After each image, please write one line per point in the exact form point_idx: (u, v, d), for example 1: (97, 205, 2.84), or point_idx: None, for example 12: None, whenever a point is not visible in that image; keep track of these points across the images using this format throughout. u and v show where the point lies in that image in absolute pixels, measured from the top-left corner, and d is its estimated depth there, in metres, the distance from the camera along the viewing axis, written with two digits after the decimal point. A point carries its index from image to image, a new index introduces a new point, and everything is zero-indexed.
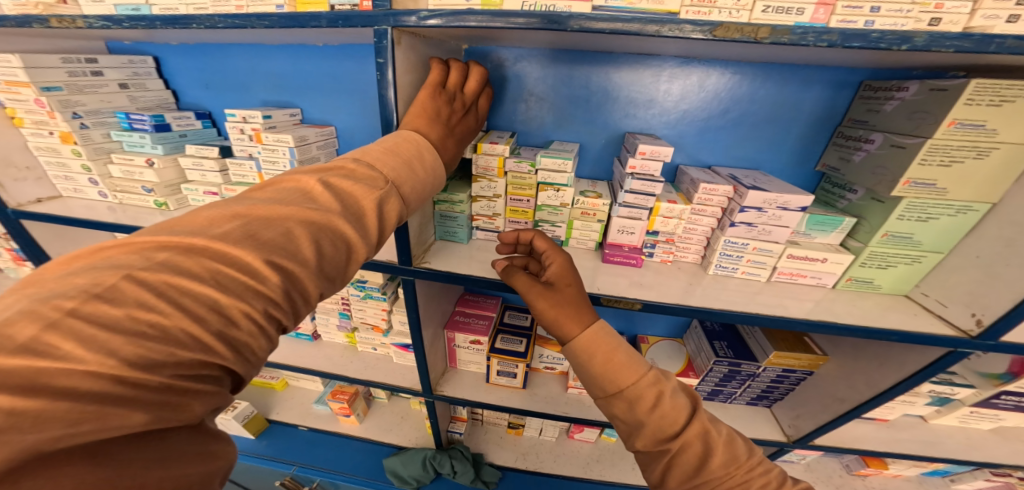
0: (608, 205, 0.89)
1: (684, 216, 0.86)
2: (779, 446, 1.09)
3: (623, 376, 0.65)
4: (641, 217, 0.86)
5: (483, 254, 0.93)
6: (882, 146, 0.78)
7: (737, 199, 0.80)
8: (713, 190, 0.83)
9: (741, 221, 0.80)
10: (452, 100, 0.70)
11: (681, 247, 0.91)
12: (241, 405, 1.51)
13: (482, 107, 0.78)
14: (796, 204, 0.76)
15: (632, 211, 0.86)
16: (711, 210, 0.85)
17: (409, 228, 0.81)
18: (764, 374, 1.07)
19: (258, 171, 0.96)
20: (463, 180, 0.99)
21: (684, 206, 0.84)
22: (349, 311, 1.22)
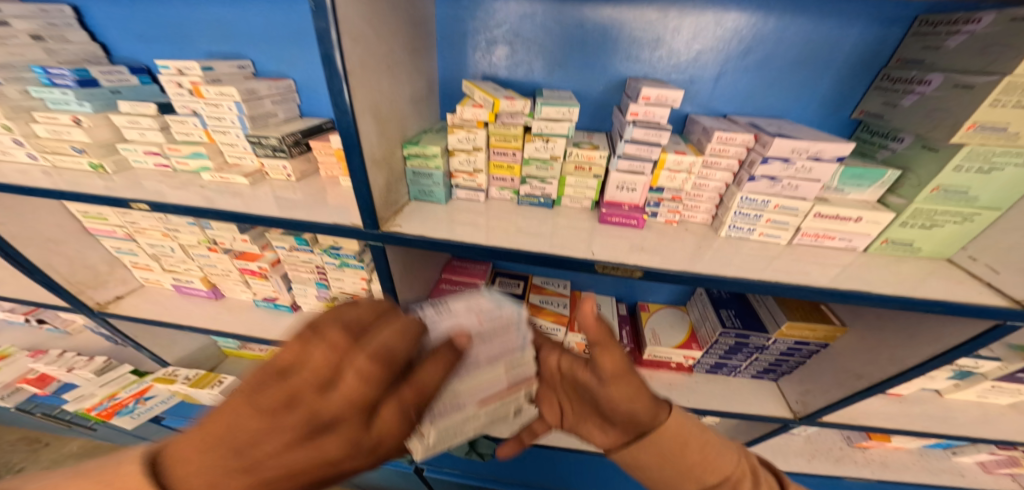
0: (606, 158, 0.78)
1: (694, 170, 0.73)
2: (785, 423, 1.02)
3: (720, 462, 0.52)
4: (644, 172, 0.74)
5: (464, 216, 0.82)
6: (941, 87, 0.64)
7: (759, 150, 0.67)
8: (731, 139, 0.70)
9: (763, 174, 0.67)
10: (275, 419, 0.38)
11: (690, 206, 0.78)
12: (228, 380, 1.39)
13: (358, 426, 0.42)
14: (832, 153, 0.64)
15: (633, 165, 0.74)
16: (726, 163, 0.72)
17: (372, 189, 0.69)
18: (774, 347, 0.97)
19: (204, 128, 0.86)
20: (439, 134, 0.86)
21: (695, 158, 0.71)
22: (327, 281, 1.11)
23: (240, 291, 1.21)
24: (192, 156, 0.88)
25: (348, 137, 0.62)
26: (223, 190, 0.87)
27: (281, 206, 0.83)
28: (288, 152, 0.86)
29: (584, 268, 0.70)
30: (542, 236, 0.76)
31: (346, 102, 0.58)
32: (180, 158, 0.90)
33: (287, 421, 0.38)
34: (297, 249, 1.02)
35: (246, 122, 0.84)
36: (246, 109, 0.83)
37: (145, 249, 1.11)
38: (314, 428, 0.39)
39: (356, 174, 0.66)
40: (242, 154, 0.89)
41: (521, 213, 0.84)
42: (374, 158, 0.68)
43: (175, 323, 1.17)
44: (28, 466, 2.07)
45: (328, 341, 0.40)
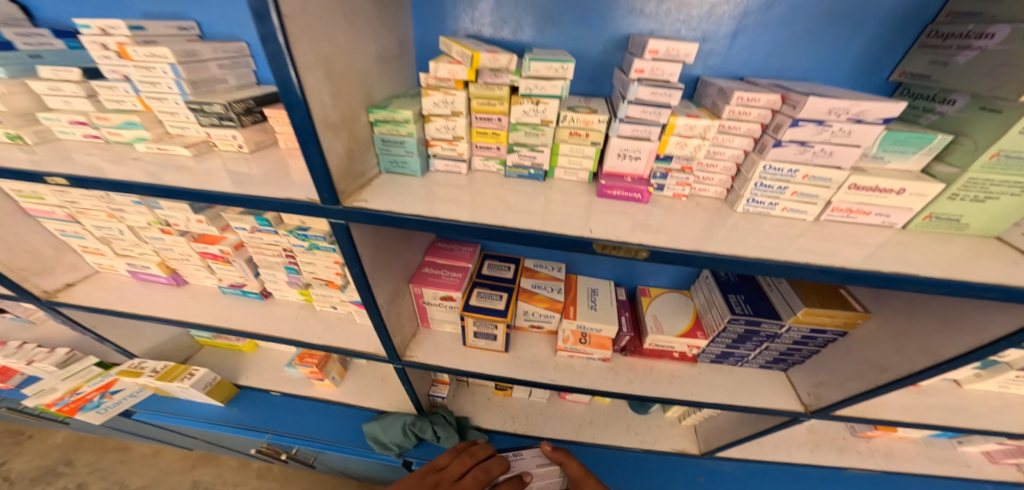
0: (604, 122, 0.66)
1: (709, 136, 0.61)
2: (795, 417, 0.95)
3: None
4: (650, 138, 0.63)
5: (443, 191, 0.71)
6: (1010, 39, 0.54)
7: (788, 111, 0.56)
8: (754, 101, 0.58)
9: (791, 139, 0.56)
10: None
11: (703, 177, 0.67)
12: (199, 373, 1.31)
13: None
14: (876, 114, 0.53)
15: (638, 129, 0.62)
16: (746, 128, 0.61)
17: (331, 160, 0.58)
18: (787, 335, 0.88)
19: (138, 94, 0.75)
20: (413, 98, 0.75)
21: (710, 121, 0.59)
22: (297, 266, 1.01)
23: (204, 277, 1.12)
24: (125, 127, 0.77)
25: (292, 98, 0.51)
26: (163, 162, 0.75)
27: (231, 180, 0.71)
28: (236, 121, 0.75)
29: (579, 248, 0.60)
30: (532, 212, 0.66)
31: (284, 52, 0.47)
32: (111, 128, 0.78)
33: None
34: (260, 230, 0.91)
35: (184, 87, 0.72)
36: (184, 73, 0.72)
37: (92, 232, 1.02)
38: None
39: (306, 140, 0.54)
40: (186, 125, 0.77)
41: (509, 187, 0.73)
42: (328, 121, 0.56)
43: (134, 314, 1.08)
44: (13, 459, 2.00)
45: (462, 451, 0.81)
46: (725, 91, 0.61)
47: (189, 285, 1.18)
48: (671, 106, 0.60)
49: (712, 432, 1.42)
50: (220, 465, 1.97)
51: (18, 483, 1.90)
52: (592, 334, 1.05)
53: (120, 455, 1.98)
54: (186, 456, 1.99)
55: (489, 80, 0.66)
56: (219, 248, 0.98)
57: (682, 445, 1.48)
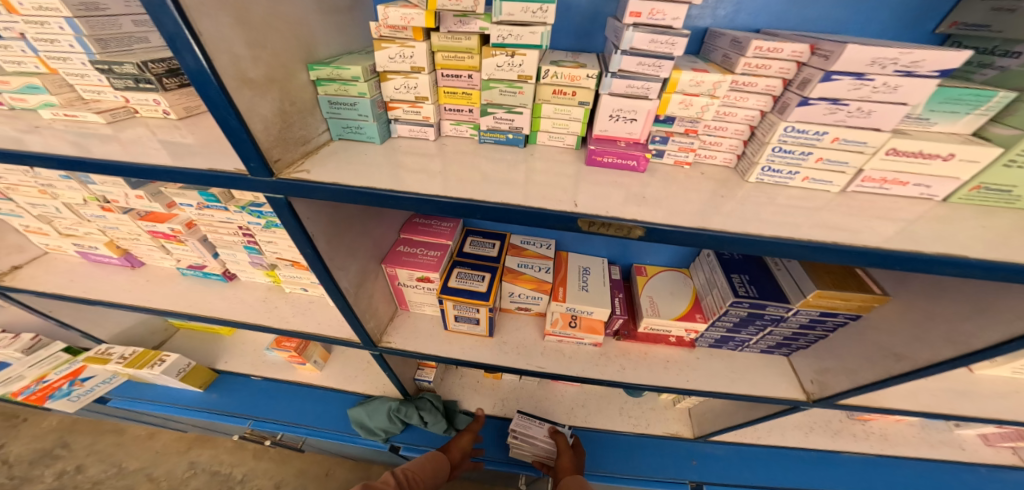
0: (594, 78, 0.53)
1: (718, 94, 0.50)
2: (796, 405, 0.89)
3: None
4: (648, 96, 0.51)
5: (406, 160, 0.61)
6: None
7: (819, 61, 0.45)
8: (776, 51, 0.46)
9: (821, 97, 0.45)
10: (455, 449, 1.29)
11: (710, 142, 0.56)
12: (170, 359, 1.25)
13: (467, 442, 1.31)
14: (932, 66, 0.41)
15: (633, 85, 0.50)
16: (764, 84, 0.49)
17: (256, 127, 0.48)
18: (794, 319, 0.81)
19: (37, 55, 0.64)
20: (366, 54, 0.62)
21: (722, 75, 0.48)
22: (257, 245, 0.92)
23: (161, 258, 1.05)
24: (28, 92, 0.66)
25: (188, 51, 0.39)
26: (79, 131, 0.65)
27: (156, 150, 0.61)
28: (156, 84, 0.63)
29: (561, 224, 0.50)
30: (507, 183, 0.56)
31: None
32: (14, 93, 0.68)
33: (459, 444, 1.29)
34: (208, 207, 0.83)
35: (89, 45, 0.61)
36: (87, 28, 0.60)
37: (29, 210, 0.96)
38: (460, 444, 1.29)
39: (213, 99, 0.43)
40: (99, 89, 0.66)
41: (482, 155, 0.63)
42: (244, 75, 0.45)
43: (87, 300, 1.00)
44: (10, 442, 1.90)
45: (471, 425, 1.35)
46: (738, 41, 0.49)
47: (147, 267, 1.10)
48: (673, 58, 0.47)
49: (706, 416, 1.39)
50: (217, 446, 1.92)
51: (15, 466, 1.83)
52: (582, 318, 0.98)
53: (115, 437, 1.92)
54: (181, 437, 1.94)
55: (454, 29, 0.54)
56: (169, 227, 0.90)
57: (675, 429, 1.45)
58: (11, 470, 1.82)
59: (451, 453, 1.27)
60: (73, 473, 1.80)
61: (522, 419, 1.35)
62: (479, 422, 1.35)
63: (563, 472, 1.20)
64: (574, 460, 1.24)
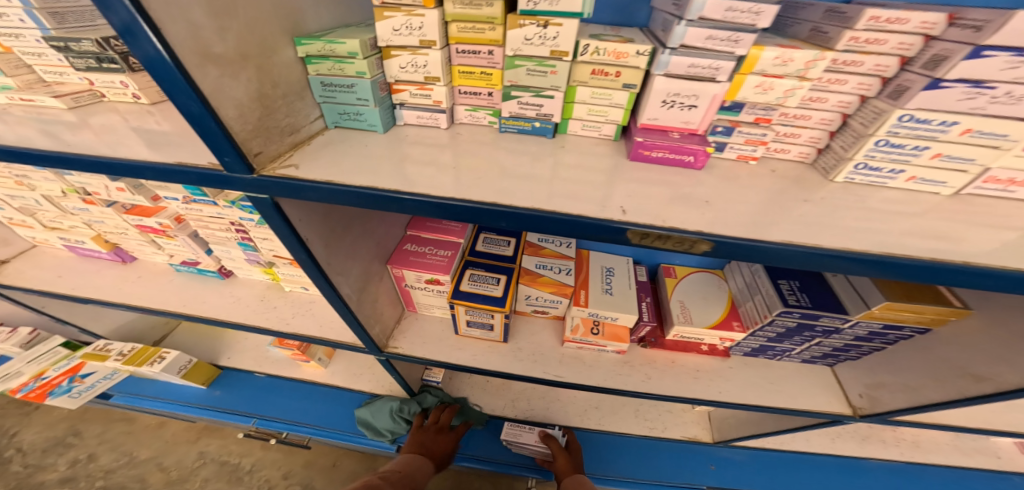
0: (646, 55, 0.43)
1: (810, 76, 0.39)
2: (839, 420, 0.81)
3: None
4: (716, 78, 0.40)
5: (411, 152, 0.51)
6: None
7: (959, 33, 0.34)
8: (900, 21, 0.35)
9: (959, 78, 0.34)
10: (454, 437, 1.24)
11: (784, 134, 0.46)
12: (170, 356, 1.19)
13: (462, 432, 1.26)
14: None
15: (698, 65, 0.40)
16: (873, 62, 0.38)
17: (230, 114, 0.38)
18: (850, 331, 0.72)
19: None
20: (366, 26, 0.52)
21: (819, 52, 0.37)
22: (252, 242, 0.85)
23: (152, 253, 0.97)
24: None
25: (129, 18, 0.29)
26: (39, 118, 0.56)
27: (123, 141, 0.53)
28: (123, 65, 0.53)
29: (603, 236, 0.41)
30: (535, 181, 0.46)
31: None
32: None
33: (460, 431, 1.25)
34: (195, 201, 0.75)
35: (42, 19, 0.51)
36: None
37: (8, 201, 0.87)
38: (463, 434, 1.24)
39: (168, 82, 0.34)
40: (60, 70, 0.57)
41: (501, 147, 0.53)
42: (207, 49, 0.35)
43: (75, 298, 0.93)
44: (22, 430, 1.86)
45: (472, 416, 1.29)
46: (839, 9, 0.38)
47: (139, 263, 1.03)
48: (757, 31, 0.37)
49: (729, 422, 1.32)
50: (224, 436, 1.88)
51: (29, 454, 1.79)
52: (605, 324, 0.90)
53: (125, 427, 1.87)
54: (191, 427, 1.89)
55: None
56: (156, 222, 0.82)
57: (694, 433, 1.38)
58: (25, 458, 1.78)
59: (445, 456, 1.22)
60: (85, 463, 1.76)
61: (509, 427, 1.29)
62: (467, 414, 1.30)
63: (562, 474, 1.17)
64: (571, 460, 1.20)
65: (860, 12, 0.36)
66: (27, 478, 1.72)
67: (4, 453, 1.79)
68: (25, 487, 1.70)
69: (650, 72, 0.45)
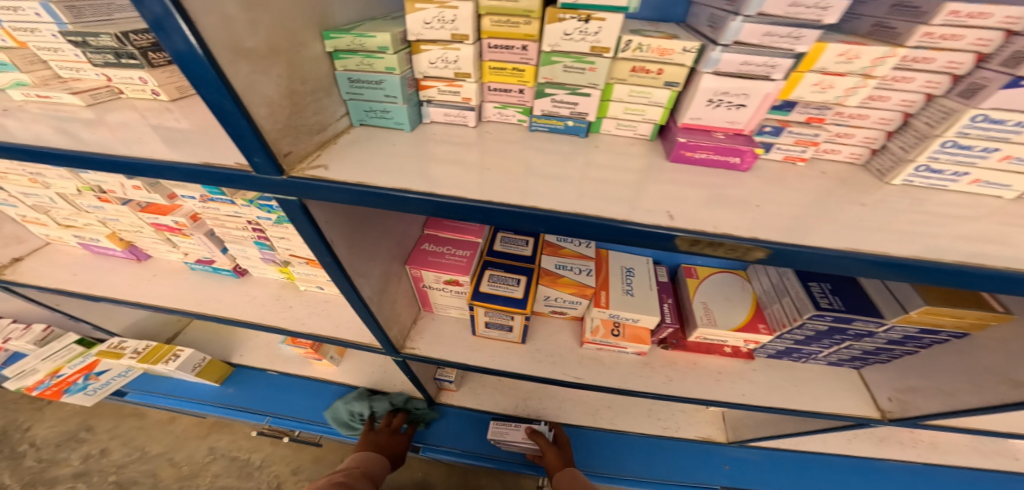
0: (693, 52, 0.40)
1: (877, 75, 0.37)
2: (866, 423, 0.80)
3: None
4: (771, 76, 0.38)
5: (441, 152, 0.50)
6: None
7: None
8: (980, 16, 0.33)
9: None
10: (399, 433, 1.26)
11: (838, 134, 0.44)
12: (184, 354, 1.19)
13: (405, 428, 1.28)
14: None
15: (751, 62, 0.37)
16: (946, 60, 0.36)
17: (261, 112, 0.37)
18: (884, 334, 0.71)
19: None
20: (393, 19, 0.50)
21: (889, 50, 0.35)
22: (268, 241, 0.83)
23: (167, 251, 0.96)
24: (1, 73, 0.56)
25: (160, 10, 0.28)
26: (55, 115, 0.55)
27: (145, 140, 0.51)
28: (142, 60, 0.52)
29: (650, 241, 0.39)
30: (572, 182, 0.44)
31: None
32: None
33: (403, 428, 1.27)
34: (213, 200, 0.73)
35: (59, 13, 0.50)
36: None
37: (21, 199, 0.86)
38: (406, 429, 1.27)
39: (200, 77, 0.32)
40: (76, 66, 0.55)
41: (533, 145, 0.51)
42: (239, 44, 0.33)
43: (91, 296, 0.92)
44: (35, 425, 1.87)
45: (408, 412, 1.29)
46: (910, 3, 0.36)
47: (153, 261, 1.02)
48: (822, 27, 0.34)
49: (744, 422, 1.30)
50: (235, 432, 1.87)
51: (42, 449, 1.80)
52: (626, 325, 0.88)
53: (136, 421, 1.88)
54: (201, 422, 1.90)
55: None
56: (173, 220, 0.81)
57: (707, 433, 1.37)
58: (38, 453, 1.78)
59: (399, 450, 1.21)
60: (97, 458, 1.76)
61: (493, 427, 1.28)
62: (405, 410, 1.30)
63: (553, 470, 1.15)
64: (562, 455, 1.18)
65: (939, 6, 0.33)
66: (40, 473, 1.73)
67: (17, 448, 1.79)
68: (39, 482, 1.71)
69: (695, 70, 0.43)
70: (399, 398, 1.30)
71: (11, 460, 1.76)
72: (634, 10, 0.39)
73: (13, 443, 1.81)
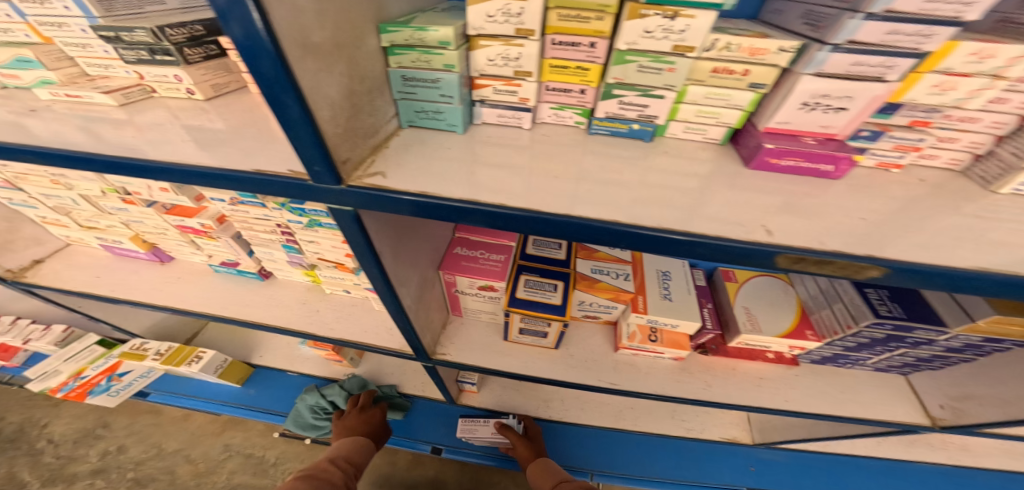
0: (791, 52, 0.36)
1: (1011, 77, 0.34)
2: (915, 430, 0.79)
3: None
4: (884, 77, 0.35)
5: (497, 156, 0.46)
6: None
7: None
8: None
9: None
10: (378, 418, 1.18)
11: (942, 138, 0.41)
12: (207, 356, 1.18)
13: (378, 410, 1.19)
14: None
15: (865, 63, 0.34)
16: None
17: (323, 114, 0.34)
18: (944, 342, 0.69)
19: (26, 20, 0.50)
20: (445, 12, 0.46)
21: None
22: (297, 245, 0.81)
23: (190, 254, 0.94)
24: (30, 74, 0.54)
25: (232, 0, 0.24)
26: (84, 115, 0.52)
27: (181, 143, 0.48)
28: (178, 57, 0.49)
29: (745, 258, 0.36)
30: (648, 191, 0.41)
31: None
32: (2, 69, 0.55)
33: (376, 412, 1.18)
34: (243, 203, 0.71)
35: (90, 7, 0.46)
36: None
37: (43, 201, 0.84)
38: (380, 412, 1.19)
39: (267, 76, 0.29)
40: (106, 62, 0.53)
41: (597, 150, 0.48)
42: (307, 39, 0.30)
43: (115, 299, 0.91)
44: (53, 421, 1.82)
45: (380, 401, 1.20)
46: None
47: (176, 263, 1.00)
48: (959, 24, 0.30)
49: (772, 424, 1.28)
50: (248, 429, 1.76)
51: (61, 445, 1.74)
52: (663, 331, 0.86)
53: (152, 418, 1.81)
54: (216, 418, 1.80)
55: None
56: (199, 223, 0.79)
57: (733, 434, 1.35)
58: (57, 449, 1.74)
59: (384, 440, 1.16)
60: (114, 454, 1.70)
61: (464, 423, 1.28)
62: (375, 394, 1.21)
63: (525, 462, 1.15)
64: (533, 446, 1.18)
65: None
66: (61, 470, 1.68)
67: (36, 445, 1.75)
68: (59, 479, 1.66)
69: (786, 71, 0.39)
70: (354, 382, 1.27)
71: (31, 457, 1.72)
72: (729, 8, 0.35)
73: (32, 440, 1.76)
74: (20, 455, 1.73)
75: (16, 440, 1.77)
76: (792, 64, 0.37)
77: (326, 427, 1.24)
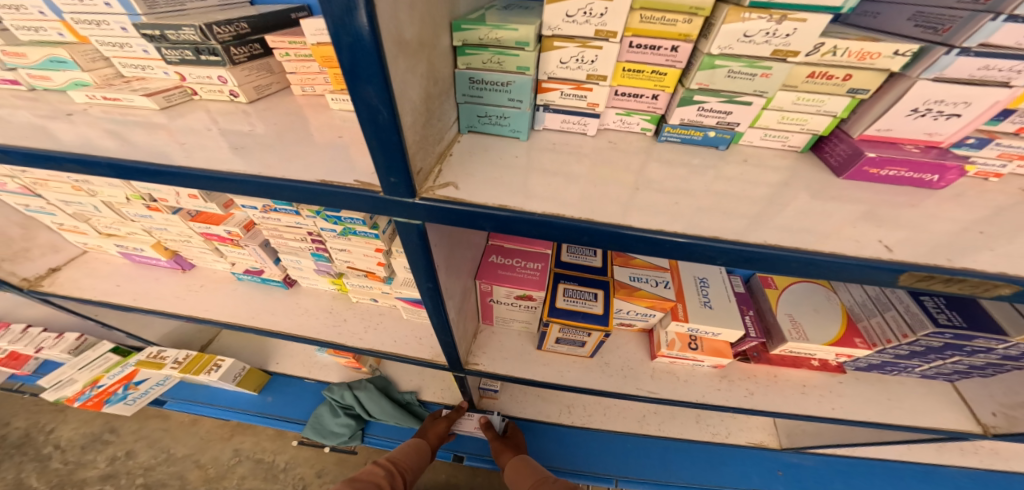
0: (907, 55, 0.36)
1: None
2: (966, 437, 0.75)
3: None
4: (1010, 82, 0.34)
5: (561, 161, 0.44)
6: None
7: None
8: None
9: None
10: (442, 425, 1.15)
11: None
12: (227, 364, 1.16)
13: (442, 418, 1.18)
14: None
15: (992, 67, 0.34)
16: None
17: (406, 118, 0.31)
18: (1002, 351, 0.65)
19: (61, 18, 0.48)
20: (511, 11, 0.44)
21: None
22: (327, 253, 0.78)
23: (213, 261, 0.91)
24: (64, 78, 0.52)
25: None
26: (120, 119, 0.49)
27: (225, 146, 0.45)
28: (225, 55, 0.48)
29: (861, 273, 0.34)
30: (738, 201, 0.39)
31: None
32: (32, 70, 0.53)
33: (439, 419, 1.17)
34: (276, 210, 0.68)
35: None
36: None
37: (62, 207, 0.82)
38: (444, 418, 1.17)
39: (362, 80, 0.27)
40: (144, 63, 0.52)
41: (668, 157, 0.46)
42: (400, 36, 0.28)
43: (138, 308, 0.88)
44: (59, 426, 1.72)
45: (451, 410, 1.21)
46: None
47: (197, 270, 0.97)
48: None
49: (801, 429, 1.23)
50: (258, 433, 1.69)
51: (67, 452, 1.65)
52: (703, 338, 0.84)
53: (161, 423, 1.71)
54: (225, 423, 1.72)
55: None
56: (225, 230, 0.76)
57: (759, 439, 1.30)
58: (65, 454, 1.64)
59: (428, 438, 1.12)
60: (123, 460, 1.60)
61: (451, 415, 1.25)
62: (462, 410, 1.20)
63: (506, 460, 1.09)
64: (512, 445, 1.13)
65: None
66: (69, 476, 1.58)
67: (42, 450, 1.65)
68: (67, 484, 1.56)
69: (892, 76, 0.39)
70: (381, 380, 1.29)
71: (38, 463, 1.62)
72: (846, 12, 0.34)
73: (38, 446, 1.67)
74: (27, 460, 1.63)
75: (22, 445, 1.68)
76: (903, 69, 0.37)
77: (346, 436, 1.19)
